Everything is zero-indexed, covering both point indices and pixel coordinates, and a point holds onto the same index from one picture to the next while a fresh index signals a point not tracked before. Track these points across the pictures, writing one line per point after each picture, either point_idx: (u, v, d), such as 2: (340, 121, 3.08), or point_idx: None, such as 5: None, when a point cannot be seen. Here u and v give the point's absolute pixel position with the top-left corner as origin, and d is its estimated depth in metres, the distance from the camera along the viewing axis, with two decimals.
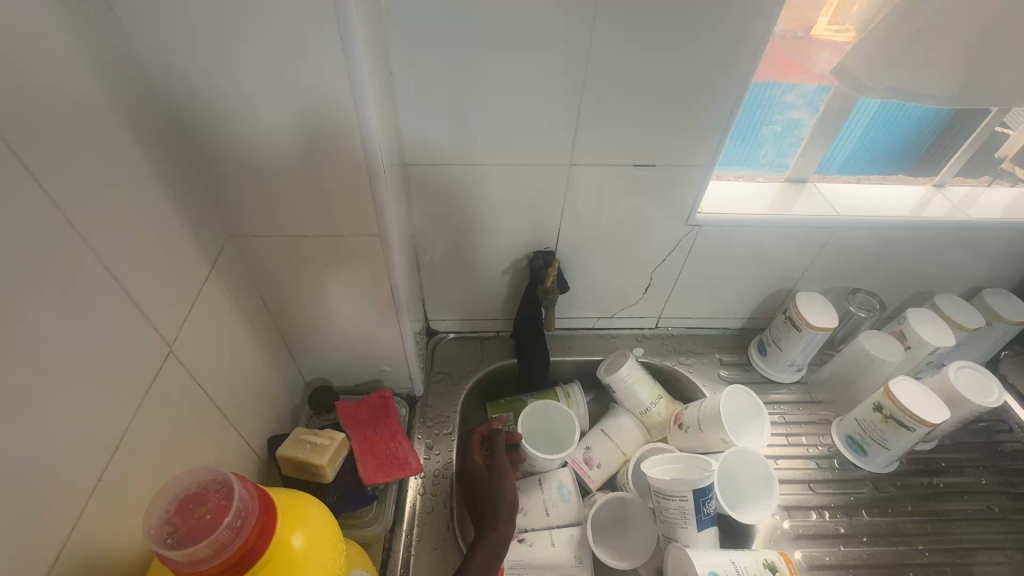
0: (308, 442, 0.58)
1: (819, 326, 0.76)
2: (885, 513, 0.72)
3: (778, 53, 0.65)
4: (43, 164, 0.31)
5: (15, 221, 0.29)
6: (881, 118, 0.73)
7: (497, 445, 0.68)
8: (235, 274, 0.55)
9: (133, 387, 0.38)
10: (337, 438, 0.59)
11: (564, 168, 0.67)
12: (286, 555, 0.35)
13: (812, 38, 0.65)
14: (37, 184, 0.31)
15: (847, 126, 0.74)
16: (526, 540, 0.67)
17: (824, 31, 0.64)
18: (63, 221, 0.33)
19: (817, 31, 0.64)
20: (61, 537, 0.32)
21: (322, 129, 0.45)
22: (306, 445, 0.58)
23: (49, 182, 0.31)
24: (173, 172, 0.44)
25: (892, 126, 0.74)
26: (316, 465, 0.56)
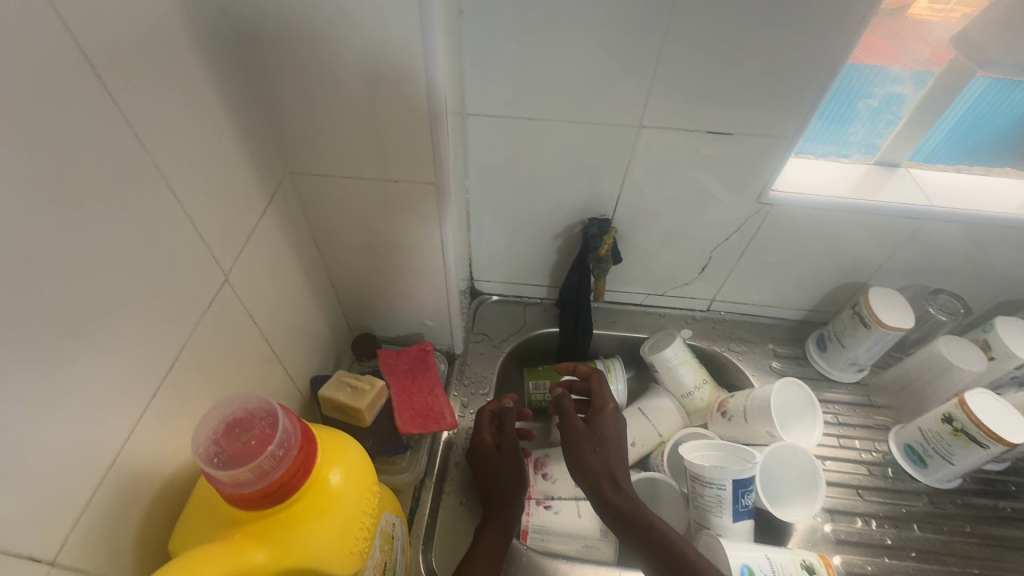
0: (349, 385, 0.59)
1: (890, 325, 0.70)
2: (938, 531, 0.67)
3: (877, 31, 0.58)
4: (110, 76, 0.30)
5: (81, 129, 0.29)
6: (999, 98, 0.64)
7: (508, 424, 0.66)
8: (291, 212, 0.55)
9: (189, 311, 0.39)
10: (377, 384, 0.59)
11: (632, 131, 0.63)
12: (324, 489, 0.36)
13: (905, 17, 0.57)
14: (104, 93, 0.30)
15: (948, 116, 0.67)
16: (552, 508, 0.66)
17: (923, 11, 0.57)
18: (129, 137, 0.32)
19: (915, 10, 0.57)
20: (120, 443, 0.33)
21: (384, 65, 0.43)
22: (346, 388, 0.59)
23: (116, 94, 0.31)
24: (236, 100, 0.43)
25: (1011, 108, 0.65)
26: (356, 408, 0.57)
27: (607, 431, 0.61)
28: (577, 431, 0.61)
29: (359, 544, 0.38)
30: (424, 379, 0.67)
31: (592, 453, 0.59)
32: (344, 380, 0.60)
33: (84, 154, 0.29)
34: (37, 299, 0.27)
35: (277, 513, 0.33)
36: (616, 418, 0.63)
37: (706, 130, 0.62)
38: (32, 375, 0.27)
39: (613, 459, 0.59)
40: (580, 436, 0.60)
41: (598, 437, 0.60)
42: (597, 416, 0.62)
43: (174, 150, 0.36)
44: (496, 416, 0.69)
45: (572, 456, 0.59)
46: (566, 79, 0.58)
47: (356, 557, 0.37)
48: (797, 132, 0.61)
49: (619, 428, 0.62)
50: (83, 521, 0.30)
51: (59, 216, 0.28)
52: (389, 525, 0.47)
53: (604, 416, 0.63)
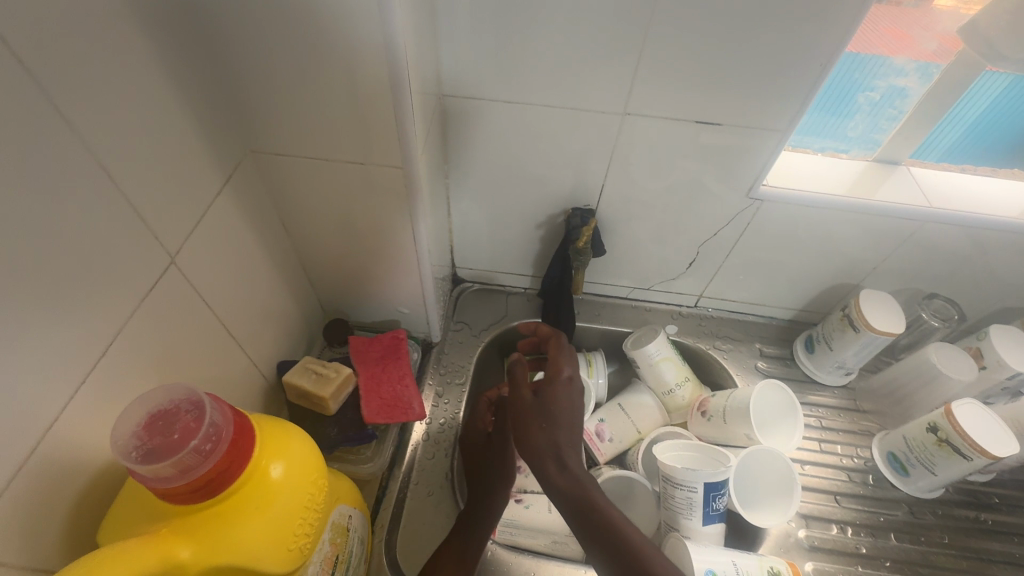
0: (314, 372, 0.58)
1: (879, 329, 0.67)
2: (915, 541, 0.66)
3: (890, 18, 0.55)
4: (25, 39, 0.28)
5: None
6: (1011, 95, 0.61)
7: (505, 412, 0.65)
8: (254, 192, 0.53)
9: (128, 293, 0.37)
10: (343, 371, 0.58)
11: (617, 118, 0.60)
12: (261, 484, 0.34)
13: (931, 7, 0.55)
14: (19, 60, 0.28)
15: (953, 116, 0.64)
16: (523, 502, 0.65)
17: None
18: (51, 108, 0.30)
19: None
20: (41, 431, 0.31)
21: (345, 39, 0.41)
22: (311, 375, 0.58)
23: (34, 60, 0.29)
24: (187, 71, 0.41)
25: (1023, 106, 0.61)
26: (319, 396, 0.56)
27: (557, 403, 0.55)
28: (523, 404, 0.56)
29: (300, 540, 0.37)
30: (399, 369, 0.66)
31: (537, 428, 0.53)
32: (312, 367, 0.59)
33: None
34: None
35: (206, 509, 0.32)
36: (569, 388, 0.57)
37: (695, 119, 0.59)
38: None
39: (561, 433, 0.53)
40: (524, 410, 0.55)
41: (544, 411, 0.54)
42: (546, 388, 0.56)
43: (109, 123, 0.34)
44: (495, 401, 0.68)
45: (518, 431, 0.55)
46: (547, 61, 0.55)
47: (296, 553, 0.36)
48: (790, 124, 0.58)
49: (573, 399, 0.56)
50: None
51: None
52: (343, 518, 0.46)
53: (555, 386, 0.57)
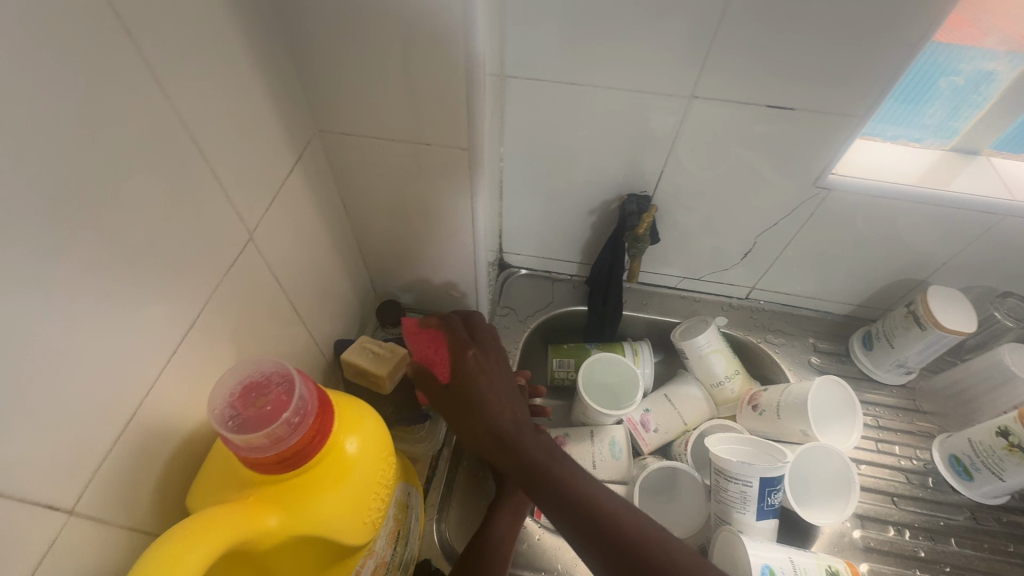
0: (370, 351, 0.59)
1: (949, 328, 0.64)
2: (978, 548, 0.63)
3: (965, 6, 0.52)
4: (130, 14, 0.28)
5: (99, 74, 0.27)
6: None
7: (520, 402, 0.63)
8: (320, 172, 0.53)
9: (213, 269, 0.38)
10: (399, 351, 0.58)
11: (682, 101, 0.58)
12: (340, 457, 0.35)
13: None
14: (125, 33, 0.28)
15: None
16: None
17: None
18: (151, 83, 0.31)
19: None
20: (139, 399, 0.33)
21: (420, 17, 0.40)
22: (368, 354, 0.58)
23: (137, 35, 0.29)
24: (266, 50, 0.41)
25: None
26: (375, 375, 0.57)
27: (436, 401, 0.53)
28: None
29: (372, 514, 0.37)
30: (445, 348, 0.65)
31: None
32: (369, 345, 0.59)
33: (100, 99, 0.28)
34: (53, 249, 0.26)
35: (291, 479, 0.33)
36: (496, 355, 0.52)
37: (766, 103, 0.56)
38: (51, 326, 0.26)
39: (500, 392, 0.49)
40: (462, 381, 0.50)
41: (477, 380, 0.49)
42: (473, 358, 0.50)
43: (200, 100, 0.35)
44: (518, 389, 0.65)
45: None
46: (615, 42, 0.54)
47: (369, 526, 0.37)
48: (869, 110, 0.55)
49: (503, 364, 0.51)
50: (100, 474, 0.30)
51: (75, 164, 0.27)
52: (404, 494, 0.47)
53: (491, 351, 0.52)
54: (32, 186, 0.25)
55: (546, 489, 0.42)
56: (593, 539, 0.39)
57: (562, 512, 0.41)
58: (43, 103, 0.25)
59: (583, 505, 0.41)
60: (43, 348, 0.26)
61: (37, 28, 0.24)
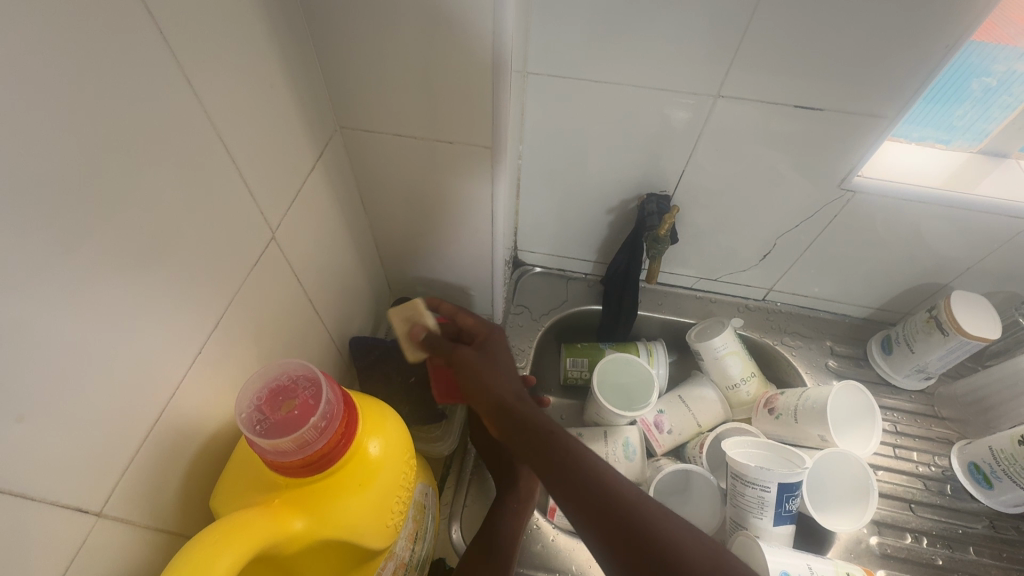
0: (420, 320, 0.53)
1: (972, 335, 0.63)
2: (996, 557, 0.63)
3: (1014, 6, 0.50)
4: (158, 9, 0.28)
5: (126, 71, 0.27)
6: None
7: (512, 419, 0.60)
8: (339, 168, 0.53)
9: (236, 268, 0.38)
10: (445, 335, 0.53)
11: (707, 100, 0.57)
12: (363, 459, 0.35)
13: None
14: (154, 30, 0.28)
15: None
16: None
17: None
18: (178, 80, 0.30)
19: None
20: (164, 400, 0.32)
21: (447, 12, 0.39)
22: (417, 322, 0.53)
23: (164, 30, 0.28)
24: (290, 45, 0.41)
25: None
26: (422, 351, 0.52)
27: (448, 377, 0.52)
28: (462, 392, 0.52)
29: (394, 518, 0.37)
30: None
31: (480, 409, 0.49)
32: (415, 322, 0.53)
33: (128, 96, 0.27)
34: (82, 249, 0.26)
35: (316, 482, 0.33)
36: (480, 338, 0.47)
37: (793, 103, 0.55)
38: (79, 328, 0.26)
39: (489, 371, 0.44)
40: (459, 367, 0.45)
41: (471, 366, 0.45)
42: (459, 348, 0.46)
43: (224, 97, 0.34)
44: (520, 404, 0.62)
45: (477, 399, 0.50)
46: (640, 39, 0.53)
47: (391, 530, 0.37)
48: (900, 111, 0.54)
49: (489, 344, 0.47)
50: (129, 474, 0.30)
51: (104, 163, 0.26)
52: (422, 495, 0.47)
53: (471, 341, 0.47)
54: (63, 187, 0.24)
55: (530, 445, 0.38)
56: (594, 515, 0.34)
57: (556, 488, 0.36)
58: (73, 102, 0.24)
59: (579, 477, 0.35)
60: (73, 349, 0.26)
61: (66, 24, 0.23)
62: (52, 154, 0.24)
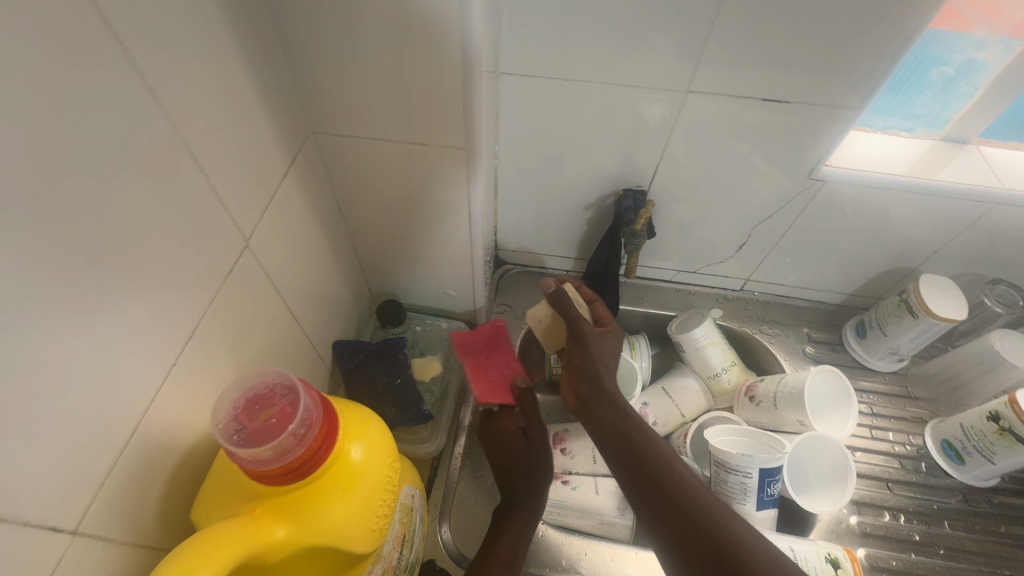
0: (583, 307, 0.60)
1: (940, 316, 0.65)
2: (970, 529, 0.65)
3: None
4: (118, 20, 0.27)
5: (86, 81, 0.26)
6: None
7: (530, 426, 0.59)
8: (313, 173, 0.52)
9: (209, 278, 0.37)
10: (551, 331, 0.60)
11: (678, 96, 0.58)
12: (346, 464, 0.35)
13: None
14: (113, 39, 0.27)
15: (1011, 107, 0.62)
16: (569, 483, 0.65)
17: None
18: (141, 89, 0.30)
19: None
20: (138, 415, 0.32)
21: (416, 14, 0.39)
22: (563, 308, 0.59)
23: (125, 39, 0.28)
24: (257, 51, 0.40)
25: None
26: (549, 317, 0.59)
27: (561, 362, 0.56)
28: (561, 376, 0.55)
29: (378, 521, 0.37)
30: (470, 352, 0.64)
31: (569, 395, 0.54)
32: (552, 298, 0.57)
33: (90, 107, 0.27)
34: (44, 263, 0.25)
35: (299, 489, 0.33)
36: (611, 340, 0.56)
37: (761, 96, 0.56)
38: (45, 344, 0.26)
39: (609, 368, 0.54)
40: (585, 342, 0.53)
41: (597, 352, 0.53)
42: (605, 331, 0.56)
43: (191, 105, 0.34)
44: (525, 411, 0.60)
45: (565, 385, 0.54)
46: (610, 37, 0.53)
47: (377, 533, 0.37)
48: (864, 101, 0.55)
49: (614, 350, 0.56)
50: (107, 489, 0.30)
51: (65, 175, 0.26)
52: (408, 497, 0.47)
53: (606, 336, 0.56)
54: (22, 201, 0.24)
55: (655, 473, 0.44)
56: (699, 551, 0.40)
57: (668, 514, 0.42)
58: (30, 114, 0.24)
59: (694, 516, 0.41)
60: (39, 367, 0.25)
61: (22, 33, 0.23)
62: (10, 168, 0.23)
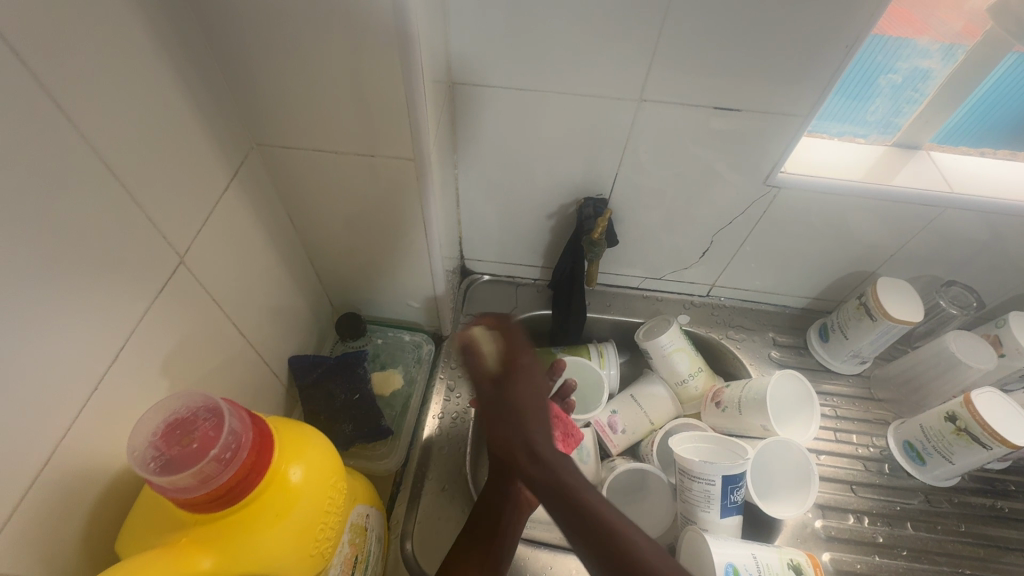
0: None
1: (896, 317, 0.66)
2: (932, 530, 0.66)
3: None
4: (32, 48, 0.27)
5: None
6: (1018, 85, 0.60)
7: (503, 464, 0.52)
8: (262, 187, 0.51)
9: (135, 298, 0.36)
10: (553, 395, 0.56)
11: (631, 104, 0.58)
12: (282, 487, 0.34)
13: None
14: (24, 64, 0.27)
15: (1000, 83, 0.60)
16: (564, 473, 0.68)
17: None
18: (41, 94, 0.28)
19: None
20: (52, 445, 0.31)
21: (352, 27, 0.39)
22: None
23: (14, 37, 0.26)
24: (189, 64, 0.39)
25: None
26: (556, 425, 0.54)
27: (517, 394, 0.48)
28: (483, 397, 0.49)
29: (320, 546, 0.36)
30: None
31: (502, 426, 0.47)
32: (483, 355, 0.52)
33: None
34: None
35: (227, 516, 0.32)
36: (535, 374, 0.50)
37: (712, 105, 0.57)
38: None
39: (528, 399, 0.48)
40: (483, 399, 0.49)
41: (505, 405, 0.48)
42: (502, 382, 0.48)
43: (107, 115, 0.33)
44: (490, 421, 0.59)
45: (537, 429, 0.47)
46: (559, 48, 0.54)
47: (316, 559, 0.35)
48: (810, 109, 0.56)
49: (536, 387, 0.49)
50: (18, 517, 0.29)
51: None
52: (361, 517, 0.46)
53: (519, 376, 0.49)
54: None
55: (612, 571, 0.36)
56: None
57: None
58: None
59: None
60: None
61: None
62: None
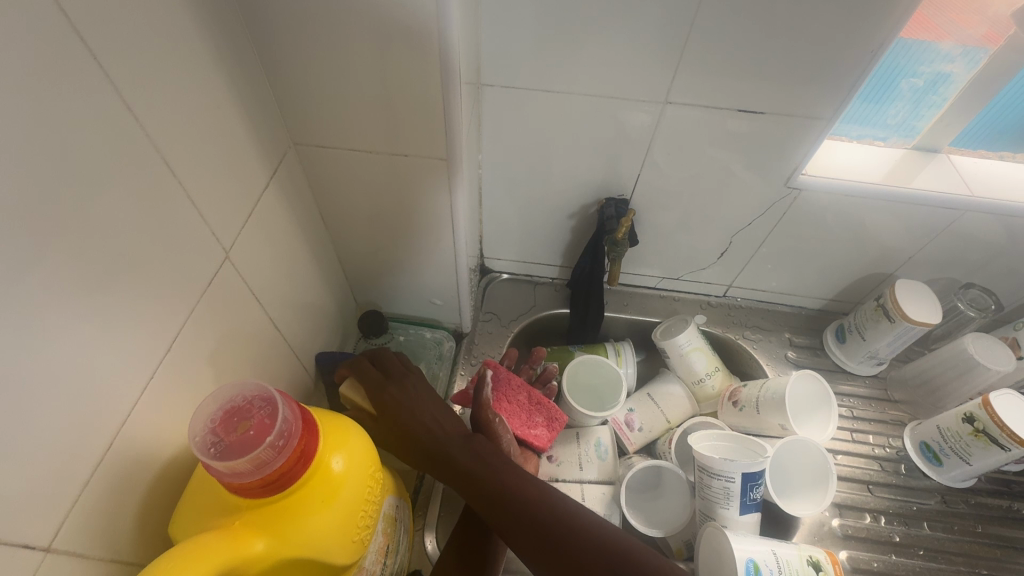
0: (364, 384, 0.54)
1: (915, 319, 0.67)
2: (949, 530, 0.66)
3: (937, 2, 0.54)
4: (103, 50, 0.28)
5: (76, 105, 0.27)
6: None
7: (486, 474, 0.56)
8: (296, 185, 0.53)
9: (185, 292, 0.37)
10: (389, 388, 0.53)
11: (656, 106, 0.59)
12: (326, 475, 0.35)
13: None
14: (96, 66, 0.28)
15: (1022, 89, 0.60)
16: (580, 467, 0.68)
17: None
18: (111, 93, 0.29)
19: None
20: (112, 431, 0.32)
21: (394, 30, 0.40)
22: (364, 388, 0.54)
23: (90, 41, 0.27)
24: (236, 65, 0.41)
25: None
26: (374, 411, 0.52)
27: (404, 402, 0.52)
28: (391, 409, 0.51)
29: (360, 533, 0.37)
30: (523, 395, 0.68)
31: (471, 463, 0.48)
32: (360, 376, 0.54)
33: (56, 112, 0.26)
34: (37, 281, 0.26)
35: (277, 501, 0.33)
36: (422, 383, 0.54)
37: (736, 107, 0.58)
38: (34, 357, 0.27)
39: (429, 421, 0.51)
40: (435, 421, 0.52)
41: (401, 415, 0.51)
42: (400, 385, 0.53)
43: (167, 114, 0.34)
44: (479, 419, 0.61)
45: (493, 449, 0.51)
46: (588, 51, 0.55)
47: (357, 545, 0.37)
48: (833, 112, 0.57)
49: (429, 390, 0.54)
50: (82, 501, 0.30)
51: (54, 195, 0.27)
52: (392, 508, 0.47)
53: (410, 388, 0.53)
54: (17, 222, 0.25)
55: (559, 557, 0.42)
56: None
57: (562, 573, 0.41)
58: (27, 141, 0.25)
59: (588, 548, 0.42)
60: (27, 381, 0.26)
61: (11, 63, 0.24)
62: (9, 192, 0.25)
